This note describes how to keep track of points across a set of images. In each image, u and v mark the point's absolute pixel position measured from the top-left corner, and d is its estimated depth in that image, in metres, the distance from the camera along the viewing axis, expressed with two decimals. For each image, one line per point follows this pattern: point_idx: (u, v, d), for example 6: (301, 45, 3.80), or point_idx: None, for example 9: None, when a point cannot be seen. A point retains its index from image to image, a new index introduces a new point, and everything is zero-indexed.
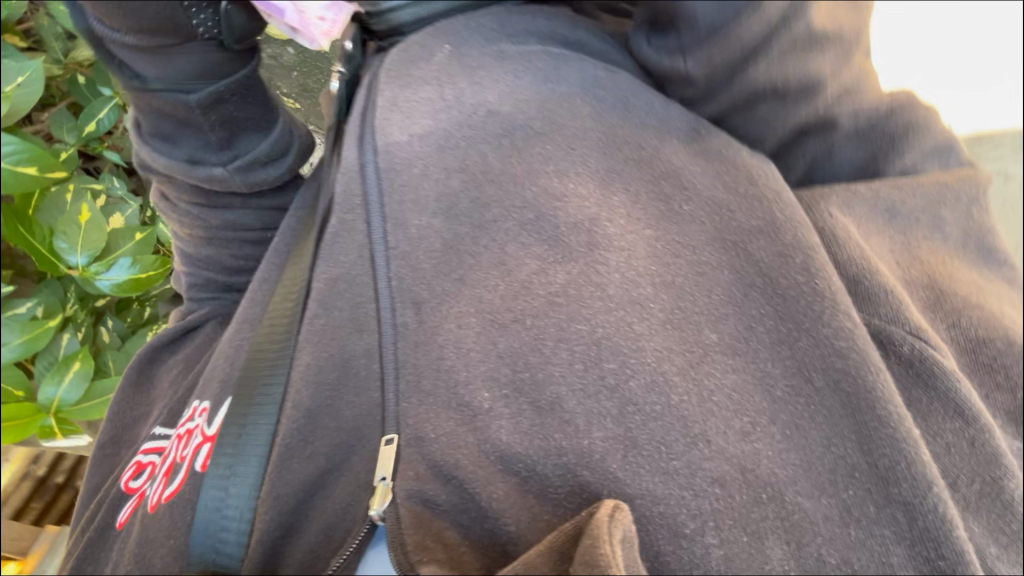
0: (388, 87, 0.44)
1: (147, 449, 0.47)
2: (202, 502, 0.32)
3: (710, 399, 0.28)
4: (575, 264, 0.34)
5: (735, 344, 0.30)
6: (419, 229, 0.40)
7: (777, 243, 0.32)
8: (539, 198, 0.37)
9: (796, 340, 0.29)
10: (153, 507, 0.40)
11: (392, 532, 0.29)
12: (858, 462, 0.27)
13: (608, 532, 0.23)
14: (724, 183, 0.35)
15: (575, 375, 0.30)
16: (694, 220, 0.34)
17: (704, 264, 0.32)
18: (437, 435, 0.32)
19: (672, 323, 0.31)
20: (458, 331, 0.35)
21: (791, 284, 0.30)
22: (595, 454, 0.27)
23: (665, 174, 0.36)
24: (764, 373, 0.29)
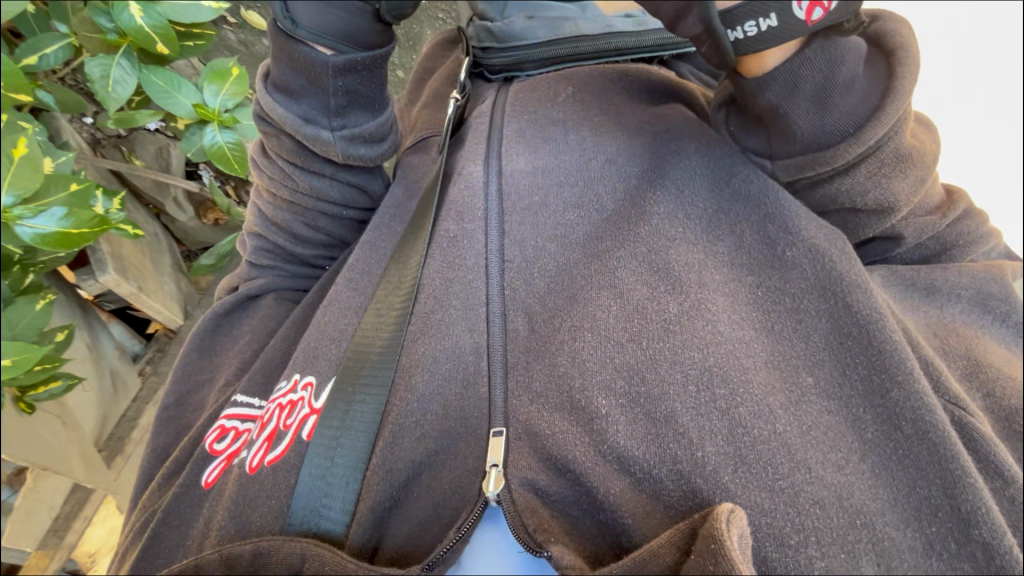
0: (514, 130, 0.53)
1: (229, 415, 0.51)
2: (310, 463, 0.39)
3: (809, 432, 0.32)
4: (686, 297, 0.38)
5: (829, 389, 0.34)
6: (536, 249, 0.45)
7: (873, 301, 0.36)
8: (652, 237, 0.42)
9: (888, 391, 0.33)
10: (251, 469, 0.44)
11: (511, 512, 0.32)
12: (941, 504, 0.30)
13: (730, 535, 0.26)
14: (829, 239, 0.39)
15: (689, 396, 0.33)
16: (795, 270, 0.38)
17: (802, 313, 0.37)
18: (552, 431, 0.35)
19: (774, 363, 0.35)
20: (573, 342, 0.39)
21: (886, 340, 0.34)
22: (708, 465, 0.31)
23: (771, 219, 0.40)
24: (856, 417, 0.33)
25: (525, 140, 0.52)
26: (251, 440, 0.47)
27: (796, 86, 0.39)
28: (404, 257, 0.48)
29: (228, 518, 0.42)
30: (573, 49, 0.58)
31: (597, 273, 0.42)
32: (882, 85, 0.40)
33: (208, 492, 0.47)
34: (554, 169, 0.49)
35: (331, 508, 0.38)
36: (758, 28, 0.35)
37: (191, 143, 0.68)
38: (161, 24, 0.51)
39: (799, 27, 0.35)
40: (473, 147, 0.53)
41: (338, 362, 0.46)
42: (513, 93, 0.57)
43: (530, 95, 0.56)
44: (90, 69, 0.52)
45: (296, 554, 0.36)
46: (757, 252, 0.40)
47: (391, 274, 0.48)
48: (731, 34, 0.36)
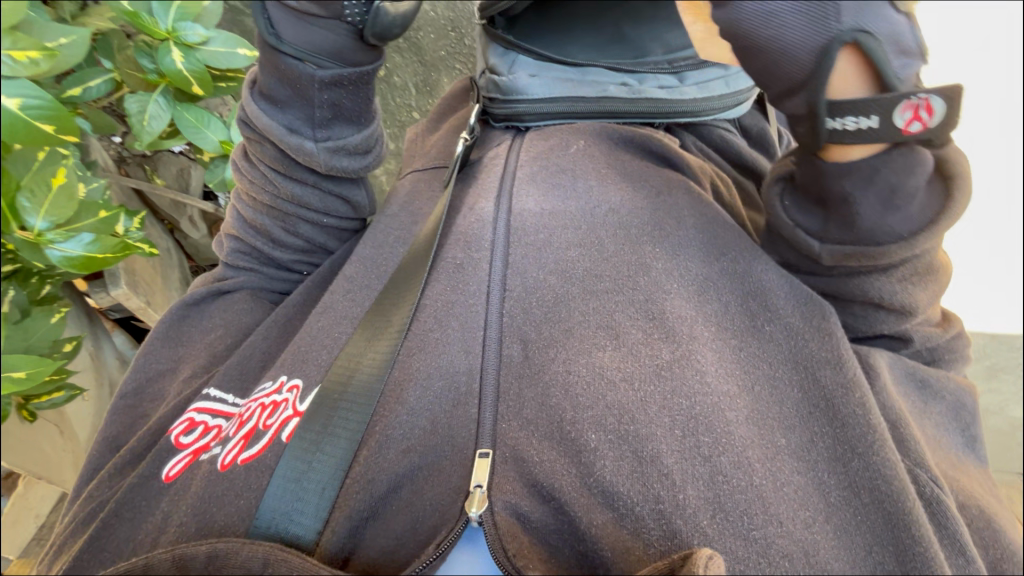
0: (529, 170, 0.55)
1: (200, 409, 0.49)
2: (284, 469, 0.38)
3: (783, 488, 0.34)
4: (678, 346, 0.40)
5: (801, 452, 0.37)
6: (536, 281, 0.47)
7: (842, 375, 0.39)
8: (650, 287, 0.44)
9: (850, 460, 0.36)
10: (223, 467, 0.42)
11: (492, 535, 0.33)
12: (892, 569, 0.33)
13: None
14: (803, 312, 0.43)
15: (673, 438, 0.35)
16: (772, 339, 0.42)
17: (777, 378, 0.40)
18: (540, 459, 0.36)
19: (756, 420, 0.37)
20: (566, 375, 0.40)
21: (850, 414, 0.37)
22: (688, 508, 0.32)
23: (754, 292, 0.44)
24: (822, 481, 0.36)
25: (535, 179, 0.54)
26: (225, 437, 0.45)
27: (874, 178, 0.35)
28: (409, 272, 0.49)
29: (190, 516, 0.40)
30: (573, 108, 0.61)
31: (595, 312, 0.44)
32: (935, 205, 0.37)
33: (167, 486, 0.45)
34: (561, 212, 0.51)
35: (303, 515, 0.37)
36: (857, 125, 0.30)
37: (215, 174, 0.76)
38: (197, 68, 0.62)
39: (892, 135, 0.31)
40: (491, 181, 0.56)
41: (326, 368, 0.46)
42: (528, 139, 0.60)
43: (545, 138, 0.59)
44: (127, 104, 0.63)
45: (256, 559, 0.34)
46: (742, 316, 0.43)
47: (390, 286, 0.49)
48: (829, 123, 0.31)
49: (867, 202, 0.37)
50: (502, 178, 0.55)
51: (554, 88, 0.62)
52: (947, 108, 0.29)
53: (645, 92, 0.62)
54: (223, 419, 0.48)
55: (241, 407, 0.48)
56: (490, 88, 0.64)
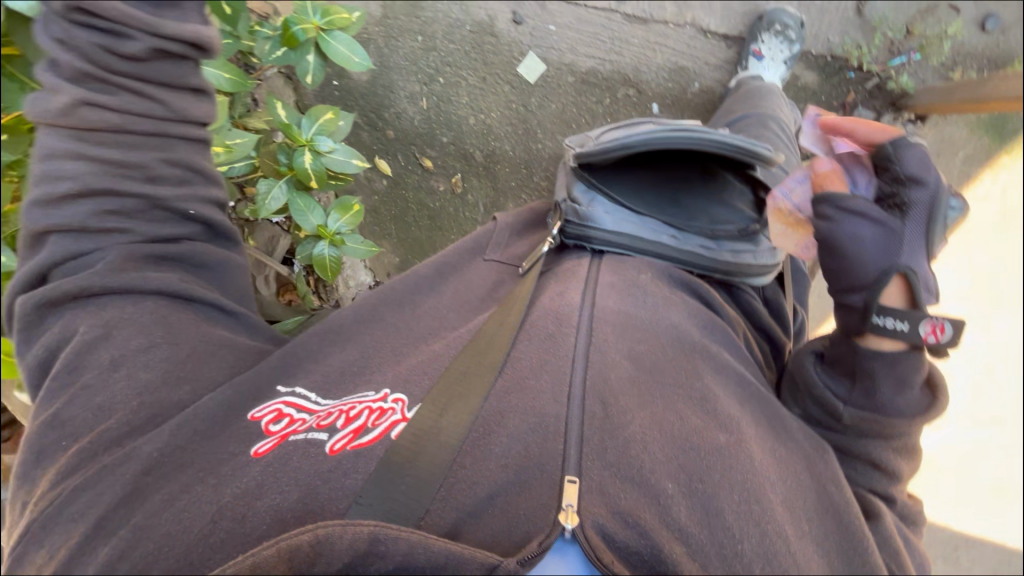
0: (609, 279, 0.68)
1: (286, 402, 0.55)
2: (386, 467, 0.44)
3: (809, 562, 0.43)
4: (731, 436, 0.50)
5: (819, 541, 0.46)
6: (613, 358, 0.57)
7: (843, 493, 0.50)
8: (704, 388, 0.55)
9: (848, 556, 0.46)
10: (334, 451, 0.47)
11: (588, 546, 0.39)
12: None
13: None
14: (813, 442, 0.55)
15: (732, 501, 0.44)
16: (795, 452, 0.52)
17: (803, 480, 0.49)
18: (624, 495, 0.43)
19: (790, 507, 0.46)
20: (641, 435, 0.49)
21: (851, 520, 0.48)
22: (744, 557, 0.40)
23: (776, 417, 0.56)
24: (831, 567, 0.45)
25: (614, 288, 0.66)
26: (330, 427, 0.50)
27: (893, 365, 0.55)
28: (504, 329, 0.59)
29: (294, 487, 0.44)
30: (626, 241, 0.76)
31: (662, 394, 0.54)
32: (924, 408, 0.56)
33: (254, 460, 0.48)
34: (631, 316, 0.63)
35: (406, 508, 0.42)
36: (895, 324, 0.54)
37: (304, 250, 1.11)
38: (319, 169, 1.02)
39: (917, 338, 0.53)
40: (579, 280, 0.68)
41: (428, 387, 0.53)
42: (607, 260, 0.72)
43: (618, 258, 0.74)
44: (263, 186, 1.02)
45: (361, 539, 0.38)
46: (772, 429, 0.54)
47: (486, 336, 0.58)
48: (879, 319, 0.54)
49: (877, 379, 0.56)
50: (588, 280, 0.67)
51: (621, 224, 0.76)
52: (953, 334, 0.52)
53: (687, 244, 0.77)
54: (307, 413, 0.53)
55: (329, 405, 0.54)
56: (569, 211, 0.79)
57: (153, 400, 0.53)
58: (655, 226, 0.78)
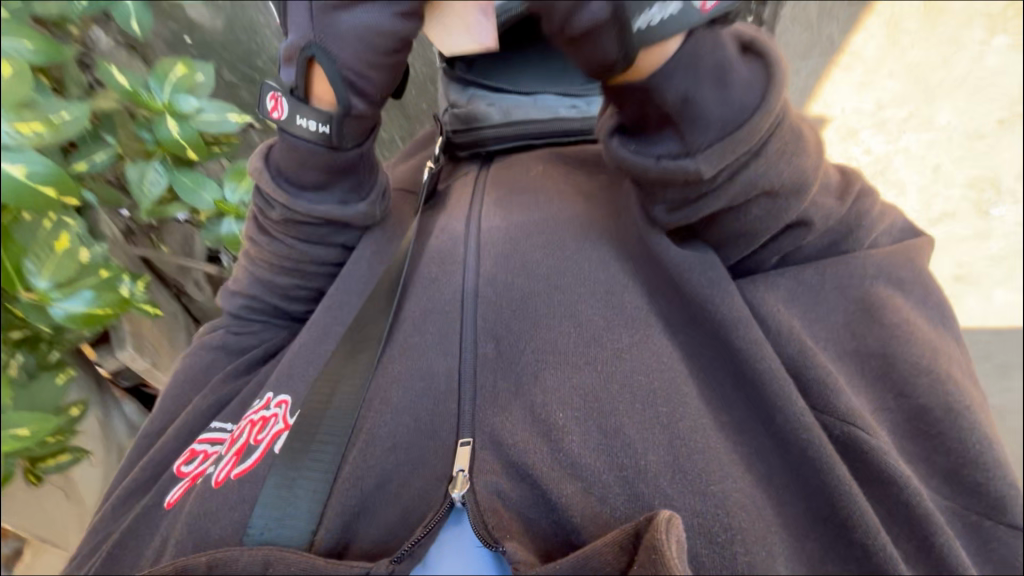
0: (493, 190, 0.59)
1: (202, 439, 0.52)
2: (273, 483, 0.40)
3: (728, 449, 0.38)
4: (636, 331, 0.43)
5: (727, 423, 0.39)
6: (504, 282, 0.50)
7: (747, 339, 0.40)
8: (608, 277, 0.47)
9: (770, 423, 0.39)
10: (218, 483, 0.45)
11: (475, 511, 0.35)
12: (824, 514, 0.37)
13: (671, 545, 0.29)
14: (707, 275, 0.42)
15: (636, 412, 0.38)
16: (689, 319, 0.43)
17: (701, 362, 0.42)
18: (515, 441, 0.39)
19: (677, 397, 0.39)
20: (536, 364, 0.43)
21: (764, 381, 0.39)
22: (649, 472, 0.36)
23: (665, 272, 0.45)
24: (752, 446, 0.39)
25: (499, 200, 0.57)
26: (217, 457, 0.48)
27: (696, 71, 0.35)
28: (383, 288, 0.53)
29: (193, 529, 0.43)
30: (513, 135, 0.65)
31: (560, 304, 0.47)
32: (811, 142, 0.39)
33: (168, 512, 0.48)
34: (523, 222, 0.54)
35: (290, 520, 0.39)
36: (663, 12, 0.33)
37: (210, 233, 0.79)
38: (192, 136, 0.73)
39: (699, 18, 0.34)
40: (461, 202, 0.60)
41: (312, 383, 0.48)
42: (495, 167, 0.63)
43: (506, 161, 0.64)
44: (131, 174, 0.72)
45: (257, 561, 0.35)
46: (665, 302, 0.45)
47: (367, 304, 0.53)
48: (643, 20, 0.32)
49: (707, 120, 0.36)
50: (471, 198, 0.59)
51: (511, 113, 0.65)
52: None
53: (593, 110, 0.66)
54: (220, 444, 0.50)
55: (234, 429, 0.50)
56: (451, 119, 0.68)
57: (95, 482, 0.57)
58: (552, 101, 0.66)
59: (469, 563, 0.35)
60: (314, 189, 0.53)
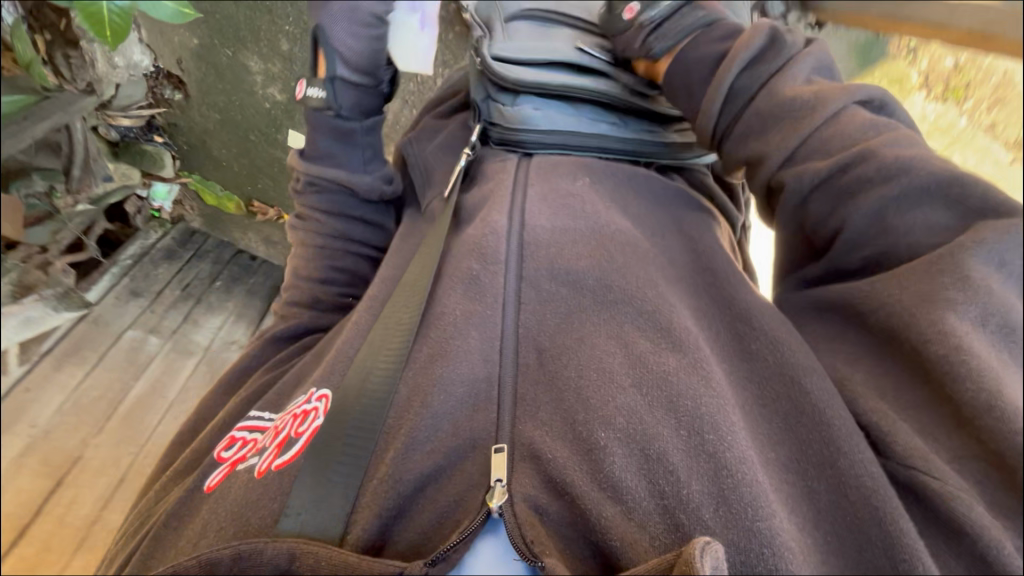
0: (538, 187, 0.59)
1: (241, 426, 0.53)
2: (313, 475, 0.41)
3: (773, 488, 0.35)
4: (685, 357, 0.42)
5: (788, 465, 0.37)
6: (549, 292, 0.50)
7: (825, 379, 0.39)
8: (658, 300, 0.47)
9: (837, 461, 0.35)
10: (261, 473, 0.46)
11: (511, 524, 0.35)
12: (884, 565, 0.32)
13: (703, 567, 0.28)
14: (788, 328, 0.43)
15: (678, 439, 0.38)
16: (759, 356, 0.42)
17: (764, 398, 0.41)
18: (554, 456, 0.39)
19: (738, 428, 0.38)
20: (578, 378, 0.43)
21: (834, 415, 0.37)
22: (692, 503, 0.35)
23: (740, 315, 0.46)
24: (811, 489, 0.36)
25: (546, 199, 0.58)
26: (263, 447, 0.49)
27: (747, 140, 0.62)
28: (415, 287, 0.53)
29: (232, 520, 0.43)
30: (568, 142, 0.64)
31: (606, 322, 0.46)
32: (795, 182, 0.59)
33: (207, 496, 0.48)
34: (569, 232, 0.55)
35: (324, 518, 0.39)
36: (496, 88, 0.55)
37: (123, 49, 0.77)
38: None
39: None
40: (507, 195, 0.58)
41: (345, 375, 0.49)
42: (536, 160, 0.64)
43: (552, 159, 0.63)
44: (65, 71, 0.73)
45: (282, 556, 0.37)
46: (729, 339, 0.45)
47: (401, 299, 0.52)
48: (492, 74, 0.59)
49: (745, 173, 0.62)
50: (517, 192, 0.58)
51: (553, 121, 0.64)
52: None
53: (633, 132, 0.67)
54: (258, 432, 0.52)
55: (276, 419, 0.52)
56: (491, 112, 0.67)
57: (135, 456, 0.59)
58: (595, 117, 0.66)
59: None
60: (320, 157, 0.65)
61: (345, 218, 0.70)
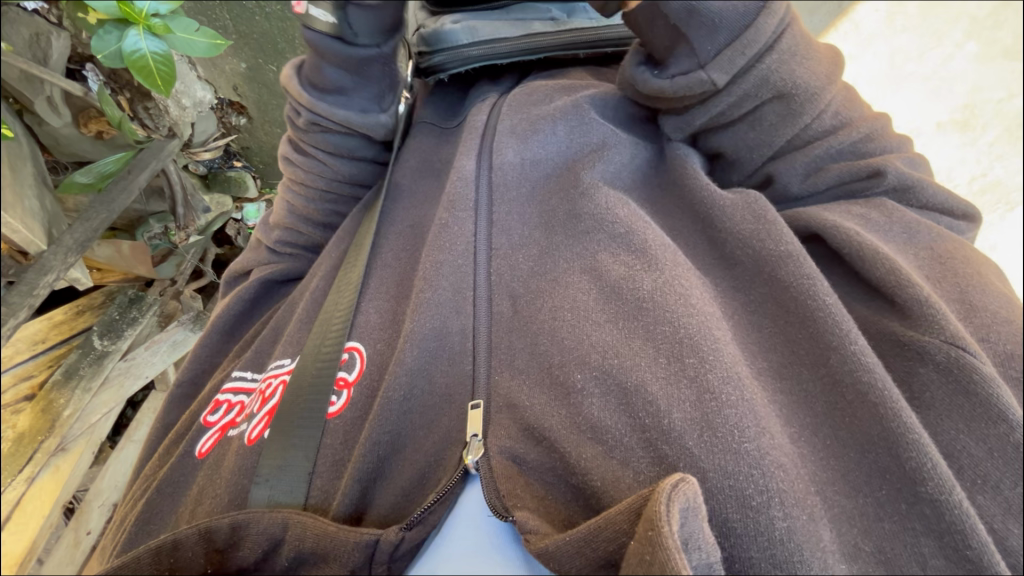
0: (508, 116, 0.55)
1: (226, 389, 0.52)
2: (291, 447, 0.40)
3: (756, 398, 0.33)
4: (660, 274, 0.39)
5: (780, 372, 0.36)
6: (521, 236, 0.46)
7: (802, 267, 0.37)
8: (629, 218, 0.43)
9: (828, 358, 0.34)
10: (251, 441, 0.44)
11: (486, 477, 0.34)
12: (889, 465, 0.30)
13: (670, 517, 0.25)
14: (752, 215, 0.41)
15: (659, 367, 0.35)
16: (737, 262, 0.41)
17: (753, 300, 0.39)
18: (531, 403, 0.37)
19: (723, 341, 0.35)
20: (553, 320, 0.40)
21: (819, 306, 0.35)
22: (674, 431, 0.32)
23: (707, 221, 0.44)
24: (806, 393, 0.35)
25: (516, 131, 0.52)
26: (252, 413, 0.47)
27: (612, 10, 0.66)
28: (359, 245, 0.53)
29: (224, 488, 0.42)
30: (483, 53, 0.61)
31: (579, 255, 0.43)
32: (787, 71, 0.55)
33: (200, 461, 0.48)
34: (541, 159, 0.51)
35: (288, 484, 0.38)
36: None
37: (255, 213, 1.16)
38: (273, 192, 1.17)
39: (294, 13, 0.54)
40: (470, 136, 0.54)
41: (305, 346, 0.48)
42: (514, 93, 0.58)
43: (529, 86, 0.59)
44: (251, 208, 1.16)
45: (277, 524, 0.35)
46: (709, 252, 0.43)
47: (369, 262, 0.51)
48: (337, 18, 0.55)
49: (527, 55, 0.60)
50: (483, 130, 0.54)
51: (475, 32, 0.60)
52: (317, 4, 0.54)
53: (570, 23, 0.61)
54: (243, 395, 0.51)
55: (257, 384, 0.50)
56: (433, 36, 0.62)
57: (145, 449, 0.60)
58: (524, 15, 0.62)
59: (485, 547, 0.32)
60: (331, 91, 0.61)
61: (352, 161, 0.64)
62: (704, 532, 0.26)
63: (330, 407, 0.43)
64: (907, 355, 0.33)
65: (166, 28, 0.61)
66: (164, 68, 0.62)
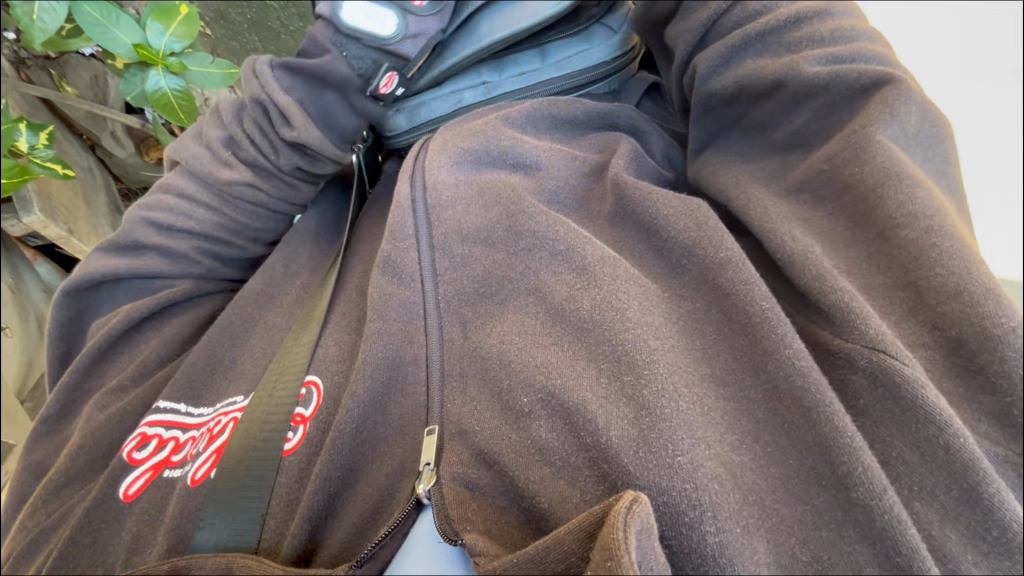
0: (443, 134, 0.57)
1: (151, 422, 0.50)
2: (240, 488, 0.40)
3: (697, 409, 0.34)
4: (597, 291, 0.40)
5: (725, 378, 0.37)
6: (463, 258, 0.47)
7: (740, 273, 0.38)
8: (569, 235, 0.44)
9: (766, 364, 0.35)
10: (196, 481, 0.44)
11: (438, 505, 0.34)
12: (824, 471, 0.31)
13: (626, 536, 0.25)
14: (693, 223, 0.42)
15: (601, 386, 0.36)
16: (682, 273, 0.42)
17: (693, 308, 0.40)
18: (481, 428, 0.38)
19: (668, 354, 0.37)
20: (501, 345, 0.41)
21: (756, 311, 0.36)
22: (612, 449, 0.33)
23: (650, 231, 0.45)
24: (747, 400, 0.35)
25: (447, 147, 0.54)
26: (195, 452, 0.47)
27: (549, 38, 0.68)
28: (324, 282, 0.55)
29: (164, 534, 0.42)
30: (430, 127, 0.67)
31: (522, 275, 0.44)
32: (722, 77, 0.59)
33: (127, 504, 0.46)
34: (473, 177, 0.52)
35: (238, 526, 0.39)
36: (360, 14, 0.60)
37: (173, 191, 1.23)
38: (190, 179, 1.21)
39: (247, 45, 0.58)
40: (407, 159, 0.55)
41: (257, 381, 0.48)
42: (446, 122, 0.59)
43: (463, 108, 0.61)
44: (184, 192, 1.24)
45: (219, 569, 0.35)
46: (654, 261, 0.44)
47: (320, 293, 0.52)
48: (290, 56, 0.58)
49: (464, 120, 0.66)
50: (416, 153, 0.56)
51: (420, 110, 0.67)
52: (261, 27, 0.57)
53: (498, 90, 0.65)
54: (177, 430, 0.50)
55: (196, 415, 0.51)
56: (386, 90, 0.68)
57: None
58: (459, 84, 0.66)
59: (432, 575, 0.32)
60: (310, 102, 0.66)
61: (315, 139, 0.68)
62: (658, 553, 0.26)
63: (285, 444, 0.42)
64: (836, 362, 0.34)
65: (181, 66, 0.93)
66: (180, 99, 0.95)
